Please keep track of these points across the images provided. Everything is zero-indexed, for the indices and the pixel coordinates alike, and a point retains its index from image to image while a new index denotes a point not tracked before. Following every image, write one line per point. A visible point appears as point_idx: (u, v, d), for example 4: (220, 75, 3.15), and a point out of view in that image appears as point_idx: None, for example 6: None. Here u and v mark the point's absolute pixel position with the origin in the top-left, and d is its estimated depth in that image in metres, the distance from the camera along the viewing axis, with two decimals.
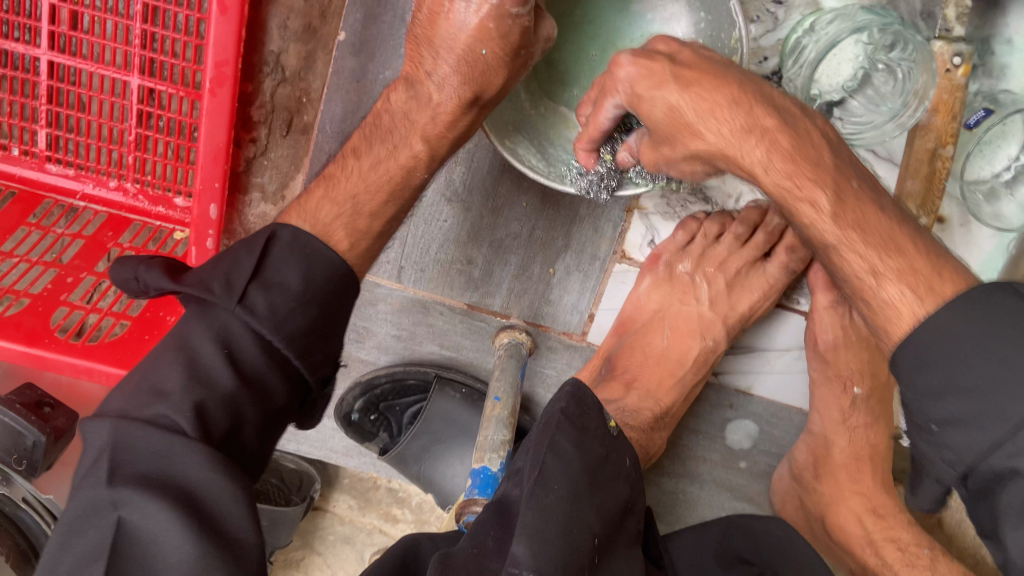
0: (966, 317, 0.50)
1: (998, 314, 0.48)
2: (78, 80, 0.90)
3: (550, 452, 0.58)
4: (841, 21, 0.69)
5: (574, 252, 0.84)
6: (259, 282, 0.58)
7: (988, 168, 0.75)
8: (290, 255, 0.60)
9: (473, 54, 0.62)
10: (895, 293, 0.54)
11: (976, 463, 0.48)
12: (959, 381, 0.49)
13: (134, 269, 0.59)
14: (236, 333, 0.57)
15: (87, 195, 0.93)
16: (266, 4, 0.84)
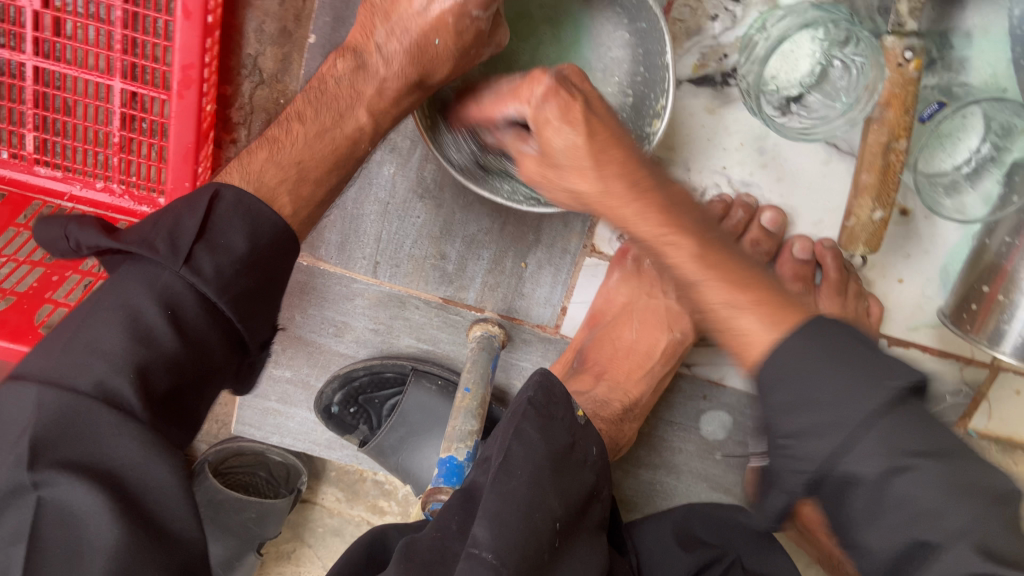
0: (805, 344, 0.47)
1: (841, 346, 0.47)
2: (63, 84, 0.92)
3: (515, 439, 0.59)
4: (791, 17, 0.72)
5: (545, 247, 0.86)
6: (204, 243, 0.55)
7: (949, 160, 0.77)
8: (234, 216, 0.57)
9: (426, 40, 0.66)
10: (748, 326, 0.51)
11: (828, 471, 0.45)
12: (809, 397, 0.46)
13: (63, 228, 0.57)
14: (179, 294, 0.54)
15: (75, 197, 0.96)
16: (242, 8, 0.86)
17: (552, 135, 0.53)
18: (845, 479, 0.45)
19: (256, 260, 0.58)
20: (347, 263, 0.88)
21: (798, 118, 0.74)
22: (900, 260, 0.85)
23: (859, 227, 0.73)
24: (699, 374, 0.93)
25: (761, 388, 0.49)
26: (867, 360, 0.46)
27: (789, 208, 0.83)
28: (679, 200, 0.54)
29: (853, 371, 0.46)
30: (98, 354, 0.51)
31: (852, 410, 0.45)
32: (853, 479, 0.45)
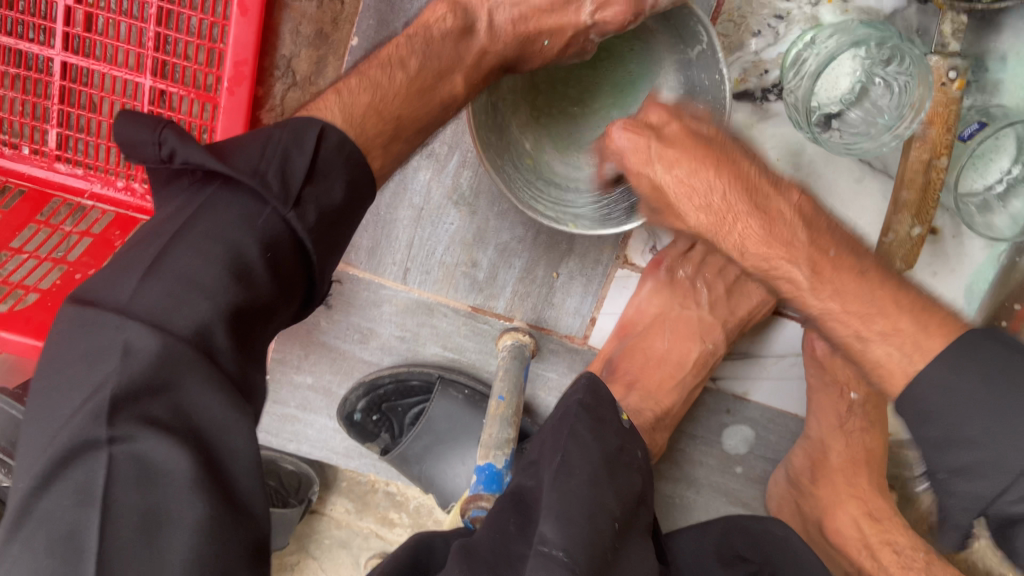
0: (971, 380, 0.51)
1: (996, 375, 0.51)
2: (90, 81, 0.91)
3: (570, 440, 0.60)
4: (840, 35, 0.72)
5: (578, 257, 0.86)
6: (310, 186, 0.54)
7: (980, 181, 0.78)
8: (337, 159, 0.57)
9: (534, 43, 0.69)
10: (882, 353, 0.58)
11: (986, 508, 0.51)
12: (961, 432, 0.52)
13: (157, 127, 0.53)
14: (276, 235, 0.53)
15: (95, 195, 0.94)
16: (279, 9, 0.86)
17: (651, 173, 0.65)
18: (1008, 517, 0.50)
19: (351, 205, 0.57)
20: (377, 268, 0.88)
21: (839, 131, 0.75)
22: (927, 278, 0.85)
23: (897, 244, 0.74)
24: (723, 388, 0.93)
25: (913, 417, 0.55)
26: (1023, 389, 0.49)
27: None
28: (778, 211, 0.65)
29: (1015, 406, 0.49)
30: (187, 305, 0.48)
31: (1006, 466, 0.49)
32: (1015, 516, 0.49)
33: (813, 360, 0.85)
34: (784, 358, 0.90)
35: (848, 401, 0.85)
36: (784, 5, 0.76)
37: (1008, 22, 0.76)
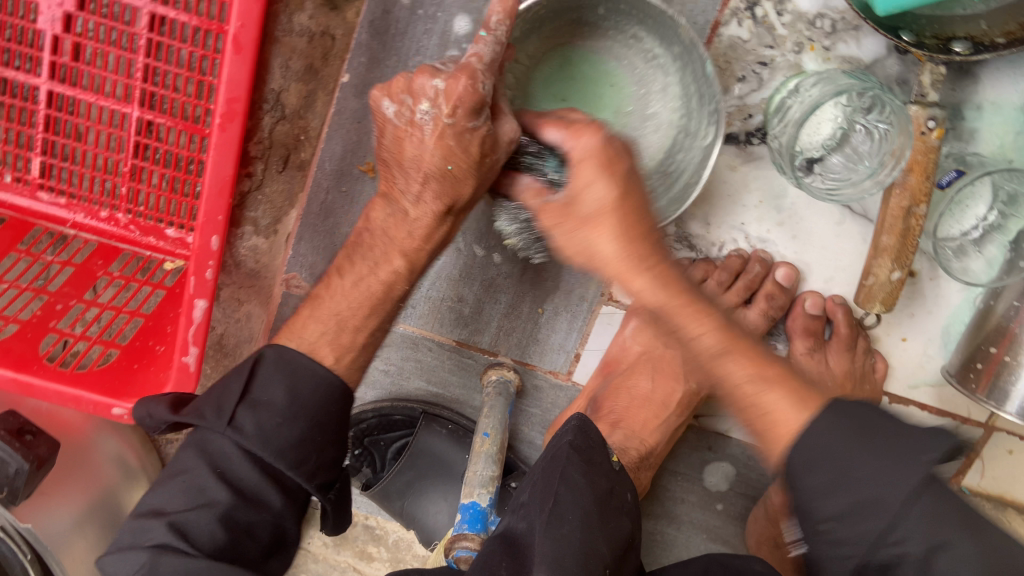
0: (840, 425, 0.51)
1: (854, 418, 0.51)
2: (76, 110, 0.90)
3: (561, 483, 0.59)
4: (823, 84, 0.74)
5: (563, 293, 0.87)
6: (246, 403, 0.59)
7: (957, 227, 0.80)
8: (276, 373, 0.61)
9: (439, 169, 0.62)
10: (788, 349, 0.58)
11: (869, 554, 0.49)
12: (841, 481, 0.50)
13: (148, 407, 0.61)
14: (229, 454, 0.58)
15: (77, 225, 0.93)
16: (269, 45, 0.85)
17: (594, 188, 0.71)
18: None
19: (299, 407, 0.60)
20: None
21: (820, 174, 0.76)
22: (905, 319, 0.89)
23: (877, 287, 0.76)
24: (705, 425, 0.94)
25: (794, 472, 0.52)
26: (904, 437, 0.50)
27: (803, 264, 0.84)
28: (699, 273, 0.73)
29: (880, 462, 0.49)
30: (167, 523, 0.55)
31: (918, 463, 0.48)
32: None
33: None
34: None
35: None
36: (768, 52, 0.78)
37: (983, 72, 0.78)
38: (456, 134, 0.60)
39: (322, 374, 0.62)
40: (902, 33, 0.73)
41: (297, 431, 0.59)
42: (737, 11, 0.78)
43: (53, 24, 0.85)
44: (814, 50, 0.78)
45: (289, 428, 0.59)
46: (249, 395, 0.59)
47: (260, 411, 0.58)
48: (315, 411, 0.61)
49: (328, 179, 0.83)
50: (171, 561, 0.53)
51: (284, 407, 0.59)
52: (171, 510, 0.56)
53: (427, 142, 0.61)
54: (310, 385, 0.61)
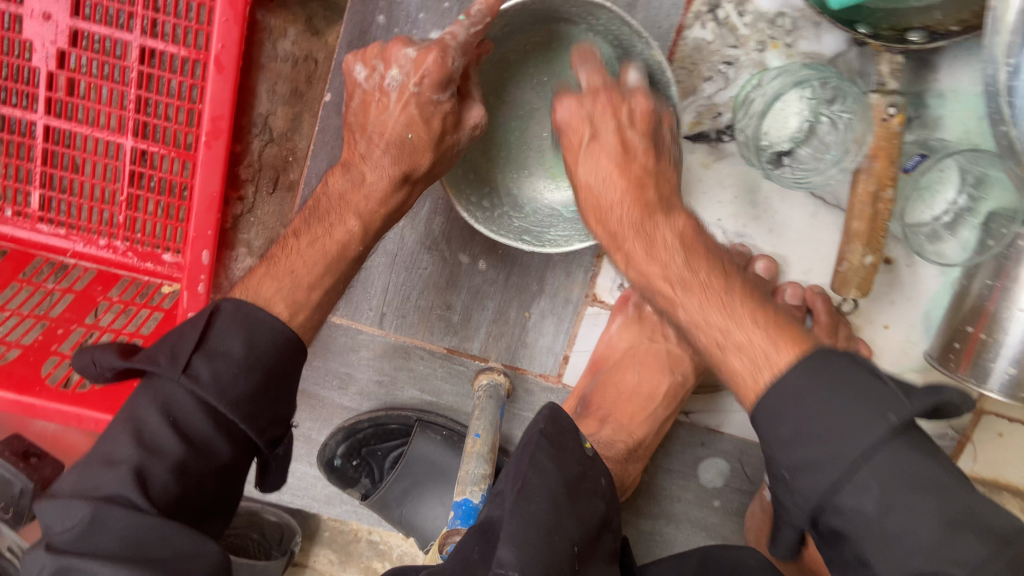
0: (810, 381, 0.55)
1: (835, 385, 0.54)
2: (72, 143, 0.94)
3: (532, 467, 0.65)
4: (784, 77, 0.77)
5: (549, 296, 0.89)
6: (203, 351, 0.60)
7: (928, 212, 0.83)
8: (233, 325, 0.62)
9: (400, 137, 0.69)
10: (739, 363, 0.61)
11: (818, 503, 0.53)
12: (811, 429, 0.54)
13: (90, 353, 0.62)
14: (179, 401, 0.59)
15: (77, 253, 0.96)
16: (256, 71, 0.89)
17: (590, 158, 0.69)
18: (839, 510, 0.52)
19: (255, 360, 0.62)
20: (354, 314, 0.90)
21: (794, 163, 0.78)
22: (886, 307, 0.90)
23: (851, 272, 0.77)
24: (697, 420, 0.95)
25: (763, 419, 0.57)
26: (873, 396, 0.53)
27: (782, 256, 0.87)
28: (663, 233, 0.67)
29: (842, 415, 0.53)
30: (109, 467, 0.56)
31: (839, 459, 0.52)
32: (851, 509, 0.52)
33: None
34: None
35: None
36: (732, 52, 0.81)
37: (943, 60, 0.80)
38: (420, 104, 0.67)
39: (275, 328, 0.64)
40: (858, 26, 0.75)
41: (252, 383, 0.61)
42: (699, 14, 0.80)
43: (47, 60, 0.89)
44: (776, 48, 0.80)
45: (246, 380, 0.60)
46: (204, 345, 0.60)
47: (216, 361, 0.60)
48: (269, 364, 0.63)
49: (315, 197, 0.86)
50: (118, 517, 0.53)
51: (240, 359, 0.61)
52: (124, 456, 0.56)
53: (393, 111, 0.68)
54: (268, 338, 0.64)
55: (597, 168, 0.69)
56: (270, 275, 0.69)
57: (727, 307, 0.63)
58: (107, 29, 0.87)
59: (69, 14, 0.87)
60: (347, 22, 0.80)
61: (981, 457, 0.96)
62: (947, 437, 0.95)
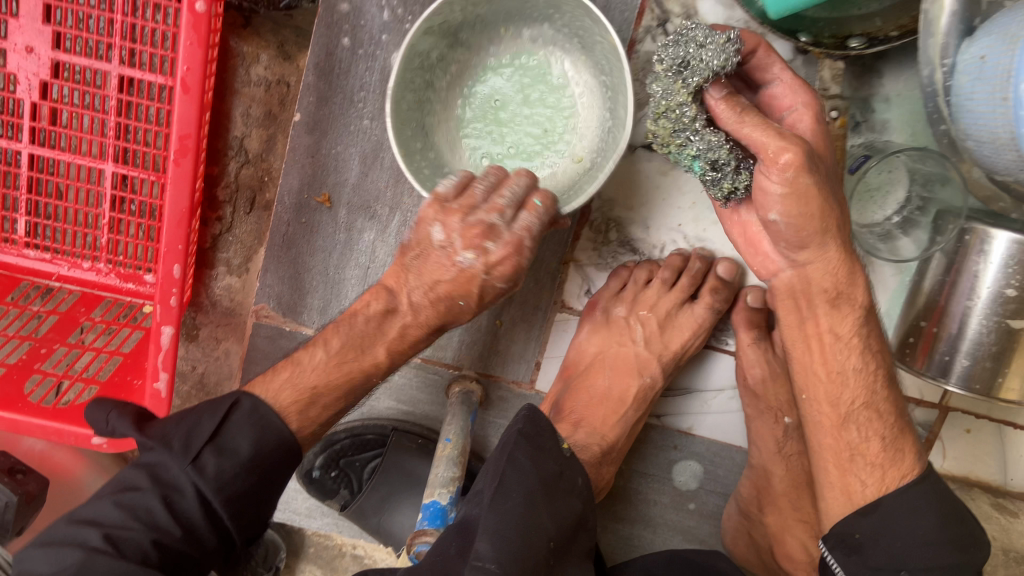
0: (926, 501, 0.67)
1: (943, 519, 0.67)
2: (56, 170, 0.97)
3: (508, 465, 0.65)
4: None
5: (518, 304, 0.92)
6: (213, 446, 0.64)
7: (880, 212, 0.84)
8: (247, 425, 0.67)
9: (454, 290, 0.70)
10: (863, 461, 0.68)
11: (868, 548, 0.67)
12: (894, 525, 0.66)
13: (107, 412, 0.69)
14: (181, 487, 0.63)
15: (62, 276, 0.99)
16: (230, 96, 0.93)
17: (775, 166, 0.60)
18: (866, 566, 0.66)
19: (259, 462, 0.66)
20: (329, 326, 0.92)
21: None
22: None
23: None
24: (668, 424, 0.97)
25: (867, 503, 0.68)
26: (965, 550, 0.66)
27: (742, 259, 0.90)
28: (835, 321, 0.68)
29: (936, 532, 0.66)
30: (94, 526, 0.59)
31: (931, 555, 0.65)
32: None
33: (747, 390, 0.89)
34: (722, 392, 0.95)
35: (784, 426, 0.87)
36: None
37: (886, 66, 0.84)
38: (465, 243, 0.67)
39: (277, 429, 0.68)
40: (800, 36, 0.79)
41: (247, 486, 0.65)
42: (650, 28, 0.84)
43: (30, 91, 0.92)
44: None
45: (243, 480, 0.65)
46: (216, 439, 0.64)
47: (223, 457, 0.64)
48: (269, 466, 0.67)
49: (288, 213, 0.89)
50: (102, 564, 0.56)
51: (246, 460, 0.65)
52: (104, 518, 0.60)
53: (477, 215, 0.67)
54: (275, 442, 0.67)
55: (791, 152, 0.59)
56: (294, 384, 0.71)
57: (842, 382, 0.69)
58: (88, 59, 0.90)
59: (51, 47, 0.90)
60: (314, 45, 0.83)
61: (951, 454, 0.96)
62: (917, 434, 0.96)
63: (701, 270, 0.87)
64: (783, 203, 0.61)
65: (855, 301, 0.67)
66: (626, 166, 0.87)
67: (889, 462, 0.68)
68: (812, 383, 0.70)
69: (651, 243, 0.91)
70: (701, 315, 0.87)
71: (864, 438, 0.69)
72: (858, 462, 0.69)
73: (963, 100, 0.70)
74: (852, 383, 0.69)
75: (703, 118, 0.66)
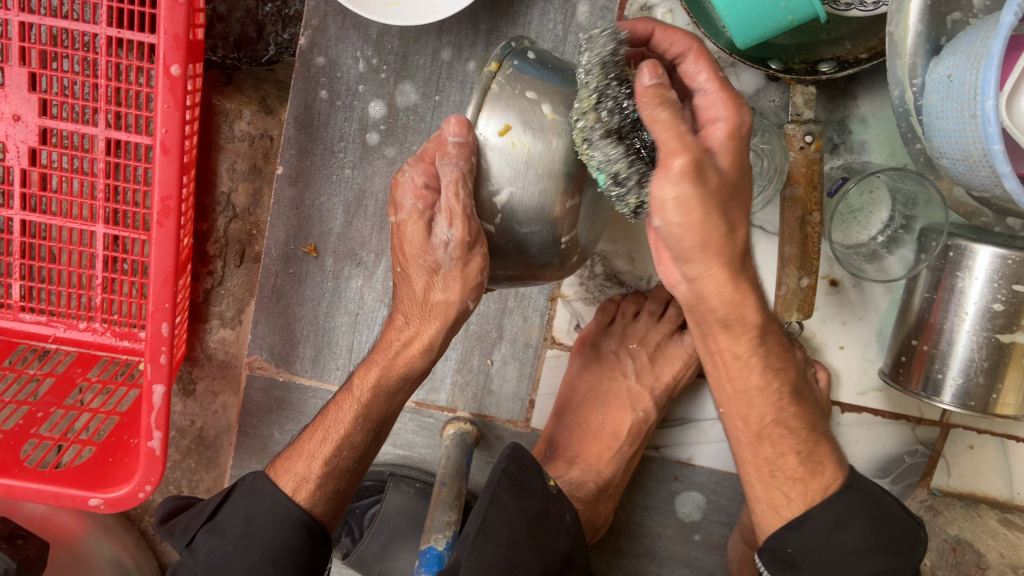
0: (858, 520, 0.67)
1: (872, 528, 0.67)
2: (49, 234, 0.98)
3: (491, 505, 0.66)
4: None
5: (509, 343, 0.92)
6: (209, 526, 0.71)
7: (865, 232, 0.85)
8: (238, 503, 0.70)
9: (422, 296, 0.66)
10: (791, 487, 0.67)
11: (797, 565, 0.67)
12: (826, 542, 0.66)
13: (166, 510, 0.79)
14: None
15: (58, 338, 0.99)
16: (215, 151, 0.94)
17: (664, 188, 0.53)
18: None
19: (250, 531, 0.69)
20: (323, 375, 0.92)
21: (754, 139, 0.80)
22: (838, 328, 0.91)
23: (790, 295, 0.78)
24: (667, 456, 0.96)
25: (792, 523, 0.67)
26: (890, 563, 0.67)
27: None
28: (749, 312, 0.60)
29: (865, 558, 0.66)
30: None
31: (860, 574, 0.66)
32: None
33: None
34: (720, 420, 0.95)
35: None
36: None
37: (860, 88, 0.84)
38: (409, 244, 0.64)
39: (282, 506, 0.69)
40: (771, 63, 0.79)
41: (243, 562, 0.68)
42: None
43: (20, 159, 0.93)
44: None
45: (240, 557, 0.68)
46: (213, 519, 0.71)
47: (215, 537, 0.70)
48: (262, 542, 0.68)
49: (276, 264, 0.90)
50: None
51: (236, 535, 0.69)
52: None
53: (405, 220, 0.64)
54: (266, 509, 0.69)
55: (677, 188, 0.53)
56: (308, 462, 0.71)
57: (776, 406, 0.65)
58: (73, 124, 0.91)
59: (37, 114, 0.91)
60: (293, 99, 0.86)
61: (956, 469, 0.95)
62: (920, 452, 0.95)
63: None
64: (669, 216, 0.54)
65: (747, 322, 0.61)
66: None
67: (808, 476, 0.67)
68: (726, 400, 0.66)
69: (638, 274, 0.91)
70: (691, 345, 0.88)
71: (778, 454, 0.66)
72: (779, 478, 0.67)
73: (934, 119, 0.70)
74: (759, 404, 0.65)
75: (600, 127, 0.55)
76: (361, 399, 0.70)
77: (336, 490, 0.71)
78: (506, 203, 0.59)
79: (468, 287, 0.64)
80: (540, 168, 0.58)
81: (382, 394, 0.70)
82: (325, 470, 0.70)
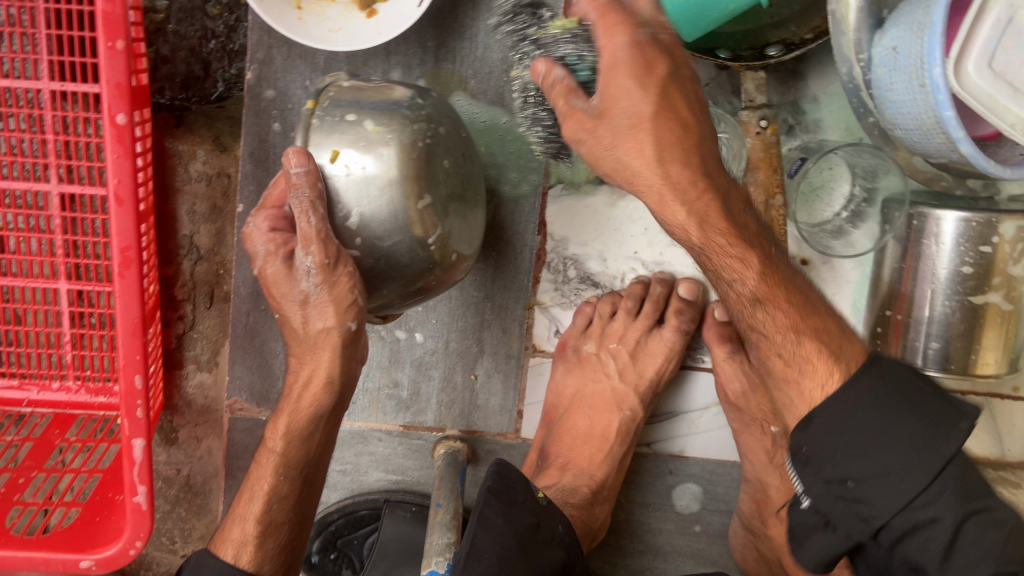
0: (871, 391, 0.59)
1: (912, 398, 0.58)
2: (11, 296, 0.96)
3: (480, 527, 0.65)
4: None
5: (490, 356, 0.91)
6: None
7: (830, 209, 0.84)
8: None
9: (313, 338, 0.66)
10: (829, 387, 0.61)
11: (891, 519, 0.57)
12: (846, 437, 0.58)
13: None
14: None
15: (32, 401, 0.96)
16: (174, 196, 0.93)
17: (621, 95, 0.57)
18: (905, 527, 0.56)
19: None
20: None
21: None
22: None
23: None
24: (658, 451, 0.96)
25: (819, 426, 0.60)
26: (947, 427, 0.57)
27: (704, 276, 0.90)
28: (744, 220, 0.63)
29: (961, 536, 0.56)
30: None
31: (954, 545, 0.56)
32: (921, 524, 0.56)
33: (729, 405, 0.88)
34: (707, 409, 0.94)
35: (771, 436, 0.86)
36: None
37: (809, 68, 0.85)
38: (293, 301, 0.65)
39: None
40: (718, 52, 0.80)
41: None
42: None
43: None
44: None
45: None
46: None
47: None
48: None
49: (245, 303, 0.89)
50: None
51: None
52: None
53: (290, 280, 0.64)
54: None
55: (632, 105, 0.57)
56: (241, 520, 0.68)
57: (788, 323, 0.64)
58: (24, 182, 0.90)
59: None
60: (246, 134, 0.84)
61: None
62: None
63: (662, 294, 0.88)
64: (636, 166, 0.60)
65: (751, 229, 0.64)
66: (575, 202, 0.88)
67: (819, 367, 0.62)
68: (741, 326, 0.67)
69: (611, 274, 0.91)
70: (671, 338, 0.87)
71: (798, 344, 0.63)
72: (805, 378, 0.63)
73: (884, 91, 0.71)
74: (777, 315, 0.64)
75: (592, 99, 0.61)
76: (274, 449, 0.68)
77: (279, 544, 0.69)
78: (359, 221, 0.61)
79: (342, 309, 0.64)
80: (381, 180, 0.60)
81: (296, 441, 0.69)
82: (259, 528, 0.67)
